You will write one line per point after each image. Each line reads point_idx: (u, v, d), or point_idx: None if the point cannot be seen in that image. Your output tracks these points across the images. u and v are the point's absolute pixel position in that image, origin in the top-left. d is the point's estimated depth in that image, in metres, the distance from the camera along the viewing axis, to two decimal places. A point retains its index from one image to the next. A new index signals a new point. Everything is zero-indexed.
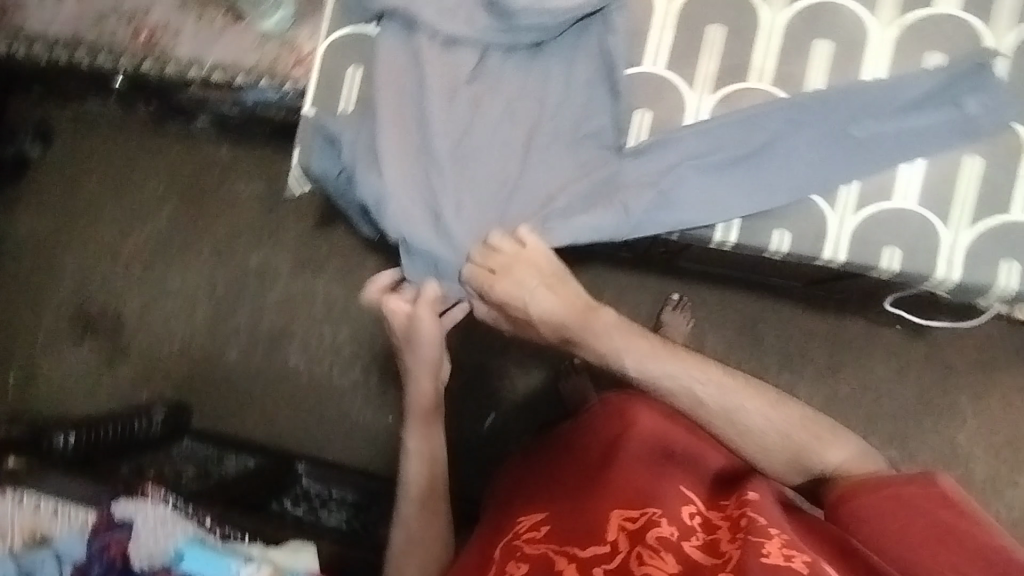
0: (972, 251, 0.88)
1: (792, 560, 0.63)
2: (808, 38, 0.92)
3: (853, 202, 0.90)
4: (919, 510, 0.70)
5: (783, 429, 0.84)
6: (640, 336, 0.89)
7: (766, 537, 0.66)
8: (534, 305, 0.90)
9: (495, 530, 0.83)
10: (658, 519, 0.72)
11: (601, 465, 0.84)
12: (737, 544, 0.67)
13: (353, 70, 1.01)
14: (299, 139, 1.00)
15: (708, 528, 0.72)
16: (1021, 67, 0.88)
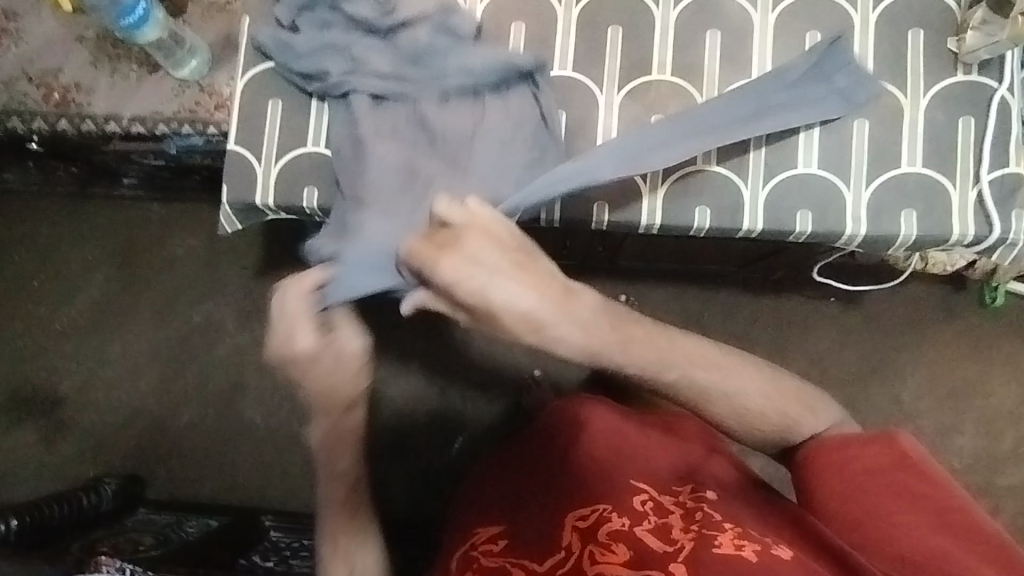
0: (876, 206, 0.92)
1: (743, 549, 0.62)
2: (698, 30, 0.98)
3: (761, 173, 0.94)
4: (880, 476, 0.67)
5: (781, 408, 0.79)
6: (635, 325, 0.77)
7: (719, 530, 0.65)
8: (498, 291, 0.73)
9: (456, 546, 0.80)
10: (610, 513, 0.70)
11: (558, 465, 0.82)
12: (690, 535, 0.65)
13: (273, 104, 1.00)
14: (229, 176, 0.98)
15: (660, 512, 0.69)
16: (891, 37, 0.95)
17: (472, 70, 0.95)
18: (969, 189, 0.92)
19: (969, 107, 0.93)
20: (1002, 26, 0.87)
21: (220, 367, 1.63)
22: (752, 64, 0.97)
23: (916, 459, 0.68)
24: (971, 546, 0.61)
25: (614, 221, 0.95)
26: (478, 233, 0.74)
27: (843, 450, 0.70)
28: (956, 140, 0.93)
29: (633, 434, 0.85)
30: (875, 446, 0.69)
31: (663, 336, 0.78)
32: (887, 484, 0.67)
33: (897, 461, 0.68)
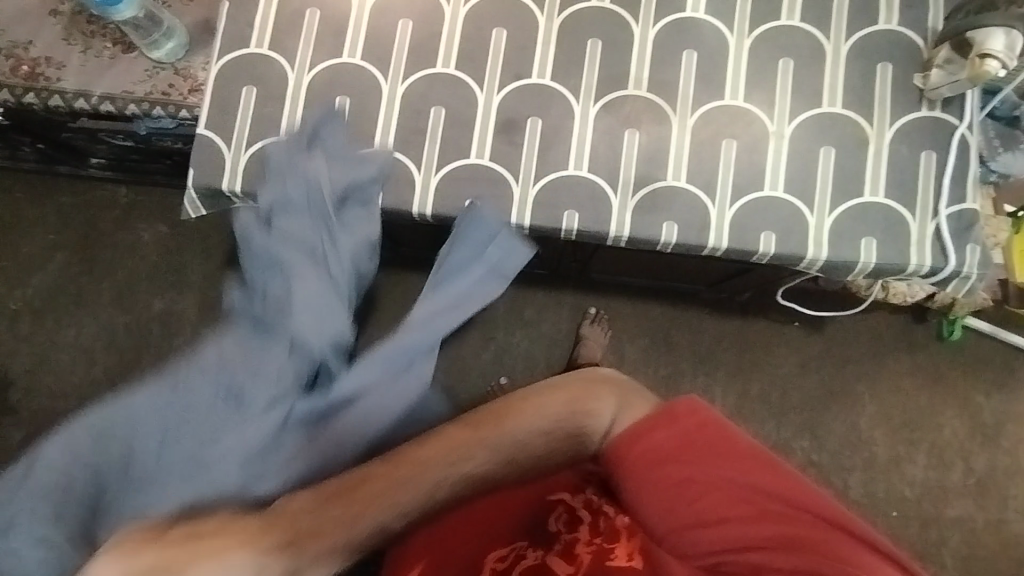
0: (837, 232, 0.94)
1: (632, 559, 0.76)
2: (675, 50, 1.00)
3: (729, 193, 0.96)
4: (692, 455, 0.81)
5: (569, 414, 0.82)
6: (358, 485, 0.70)
7: (614, 543, 0.79)
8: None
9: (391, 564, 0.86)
10: (523, 550, 0.80)
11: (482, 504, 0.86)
12: (589, 548, 0.78)
13: (247, 91, 0.99)
14: (197, 160, 0.96)
15: (568, 528, 0.83)
16: (859, 69, 0.98)
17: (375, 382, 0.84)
18: (928, 221, 0.94)
19: (932, 142, 0.96)
20: (963, 65, 0.90)
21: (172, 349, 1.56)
22: (726, 86, 0.98)
23: (704, 421, 0.82)
24: (774, 496, 0.78)
25: (582, 229, 0.95)
26: (113, 558, 0.58)
27: (646, 437, 0.82)
28: (918, 173, 0.95)
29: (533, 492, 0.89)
30: (671, 426, 0.82)
31: (407, 466, 0.72)
32: (697, 461, 0.80)
33: (695, 431, 0.82)
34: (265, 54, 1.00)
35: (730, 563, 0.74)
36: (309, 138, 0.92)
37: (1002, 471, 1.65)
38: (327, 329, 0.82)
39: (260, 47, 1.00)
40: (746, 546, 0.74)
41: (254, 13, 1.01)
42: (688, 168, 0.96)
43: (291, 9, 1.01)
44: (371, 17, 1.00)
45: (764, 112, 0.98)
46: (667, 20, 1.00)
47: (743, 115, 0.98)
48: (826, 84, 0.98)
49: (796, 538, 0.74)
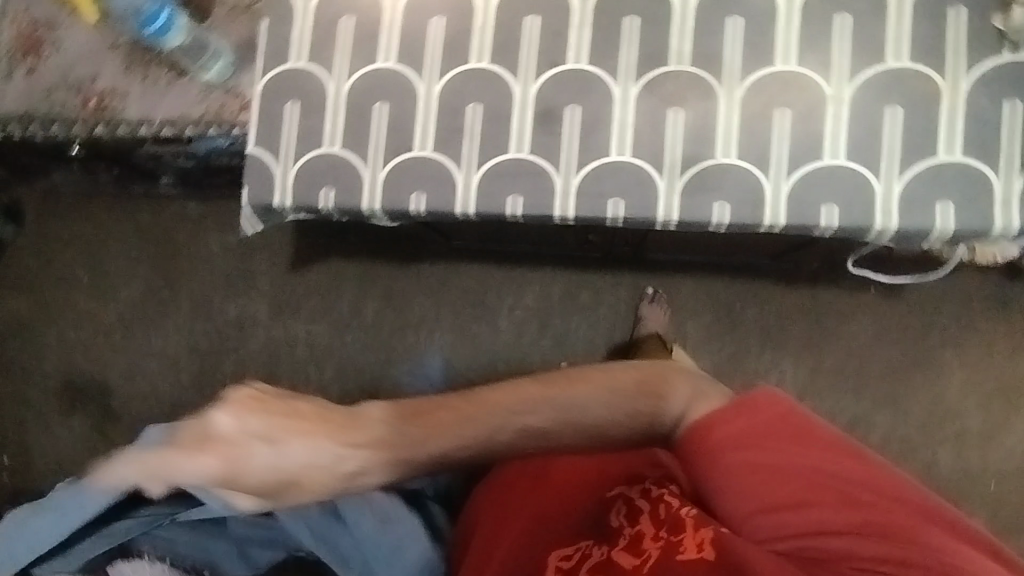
0: (908, 199, 0.87)
1: (702, 547, 0.84)
2: (718, 17, 0.94)
3: (784, 165, 0.90)
4: (773, 444, 0.84)
5: (645, 403, 0.88)
6: (429, 413, 0.81)
7: (684, 532, 0.87)
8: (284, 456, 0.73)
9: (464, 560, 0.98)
10: (589, 549, 0.90)
11: (536, 492, 1.00)
12: (657, 543, 0.87)
13: (291, 106, 1.02)
14: (250, 179, 1.00)
15: (630, 522, 0.92)
16: (927, 16, 0.89)
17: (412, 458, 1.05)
18: (1014, 179, 0.85)
19: (1018, 89, 0.86)
20: None
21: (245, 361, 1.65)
22: (776, 51, 0.92)
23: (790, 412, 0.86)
24: (865, 487, 0.82)
25: (629, 216, 0.93)
26: (230, 411, 0.72)
27: (728, 431, 0.85)
28: (1000, 126, 0.86)
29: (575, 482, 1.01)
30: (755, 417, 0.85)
31: (477, 404, 0.84)
32: (783, 449, 0.84)
33: (780, 423, 0.85)
34: (304, 67, 1.02)
35: (811, 548, 0.81)
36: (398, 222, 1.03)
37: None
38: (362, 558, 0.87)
39: (299, 60, 1.02)
40: (820, 531, 0.81)
41: (291, 28, 1.03)
42: (738, 143, 0.91)
43: (326, 19, 1.02)
44: (403, 19, 1.00)
45: (820, 74, 0.91)
46: None
47: (796, 80, 0.91)
48: (889, 36, 0.90)
49: (877, 519, 0.79)
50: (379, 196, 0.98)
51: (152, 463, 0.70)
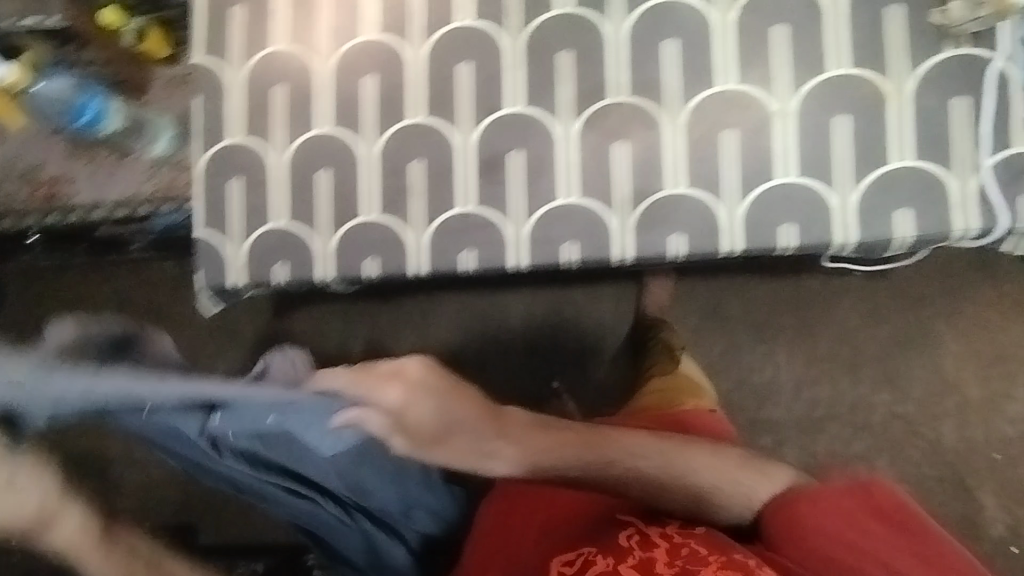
0: (866, 210, 0.85)
1: None
2: (654, 42, 0.91)
3: (737, 188, 0.88)
4: (869, 528, 0.76)
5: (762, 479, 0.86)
6: (555, 428, 0.80)
7: (703, 564, 0.75)
8: (429, 426, 0.61)
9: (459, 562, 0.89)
10: (593, 556, 0.78)
11: (545, 518, 0.86)
12: (674, 569, 0.75)
13: (235, 182, 1.00)
14: (201, 260, 0.99)
15: (643, 545, 0.78)
16: (866, 18, 0.86)
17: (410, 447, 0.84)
18: (969, 178, 0.83)
19: (963, 85, 0.84)
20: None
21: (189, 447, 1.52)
22: (715, 71, 0.89)
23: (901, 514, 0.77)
24: None
25: (585, 257, 0.91)
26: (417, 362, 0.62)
27: (814, 514, 0.79)
28: (950, 124, 0.84)
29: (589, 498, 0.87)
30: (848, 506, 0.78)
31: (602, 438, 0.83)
32: (866, 543, 0.75)
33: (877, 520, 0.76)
34: (243, 141, 1.00)
35: None
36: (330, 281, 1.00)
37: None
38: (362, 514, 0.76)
39: (238, 134, 1.00)
40: None
41: (226, 102, 1.01)
42: (688, 170, 0.89)
43: (259, 88, 1.00)
44: (337, 80, 0.98)
45: (763, 89, 0.88)
46: (639, 10, 0.92)
47: (739, 98, 0.89)
48: (829, 43, 0.87)
49: None
50: (333, 265, 0.97)
51: (353, 374, 0.59)
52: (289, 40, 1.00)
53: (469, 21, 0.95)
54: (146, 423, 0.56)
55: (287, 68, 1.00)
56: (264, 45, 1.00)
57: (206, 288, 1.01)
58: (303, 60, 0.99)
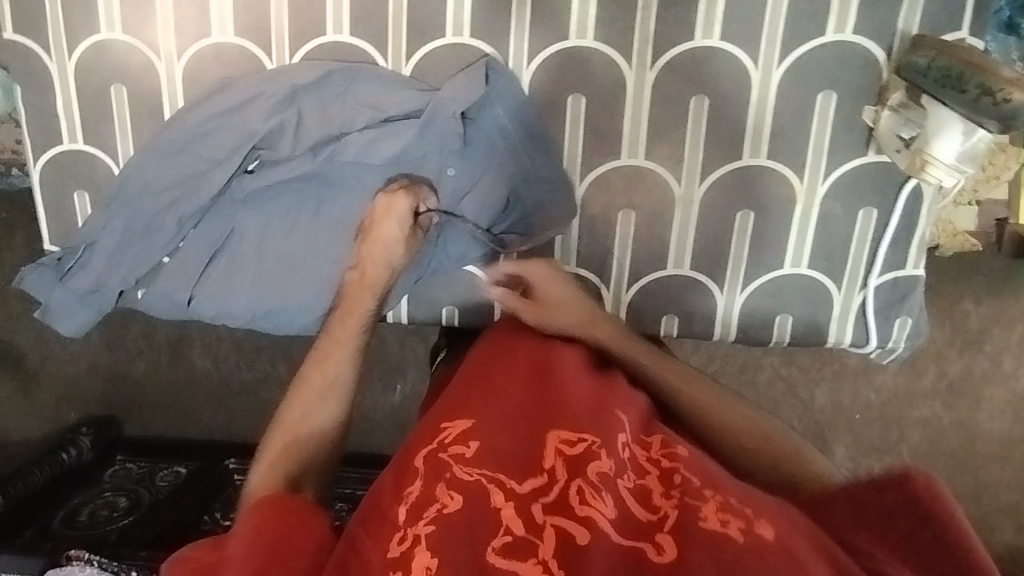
0: (749, 311, 0.83)
1: (728, 526, 0.51)
2: (559, 96, 0.78)
3: (625, 274, 0.83)
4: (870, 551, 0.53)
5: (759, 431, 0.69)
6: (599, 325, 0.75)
7: (701, 500, 0.54)
8: (564, 289, 0.77)
9: (383, 519, 0.54)
10: (597, 451, 0.58)
11: (533, 385, 0.65)
12: (673, 502, 0.55)
13: (81, 196, 0.88)
14: (46, 267, 0.88)
15: (637, 472, 0.58)
16: (796, 104, 0.76)
17: (478, 237, 0.81)
18: (854, 293, 0.81)
19: (874, 195, 0.77)
20: (894, 145, 0.74)
21: (61, 365, 1.16)
22: (621, 140, 0.79)
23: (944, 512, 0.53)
24: None
25: (466, 321, 0.88)
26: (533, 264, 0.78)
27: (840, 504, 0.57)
28: (851, 237, 0.79)
29: (604, 385, 0.67)
30: (880, 493, 0.56)
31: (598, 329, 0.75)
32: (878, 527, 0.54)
33: (912, 516, 0.54)
34: (85, 149, 0.86)
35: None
36: (211, 251, 0.85)
37: (994, 377, 1.11)
38: (468, 250, 0.83)
39: (76, 140, 0.86)
40: None
41: (56, 101, 0.84)
42: (580, 249, 0.83)
43: (93, 88, 0.83)
44: (187, 91, 0.83)
45: (670, 170, 0.79)
46: (544, 54, 0.77)
47: (642, 177, 0.80)
48: (749, 124, 0.77)
49: None
50: (201, 299, 0.86)
51: (603, 199, 0.81)
52: (122, 29, 0.81)
53: (344, 36, 0.78)
54: (488, 112, 0.78)
55: (125, 65, 0.82)
56: (90, 31, 0.81)
57: (54, 298, 0.89)
58: (143, 57, 0.82)
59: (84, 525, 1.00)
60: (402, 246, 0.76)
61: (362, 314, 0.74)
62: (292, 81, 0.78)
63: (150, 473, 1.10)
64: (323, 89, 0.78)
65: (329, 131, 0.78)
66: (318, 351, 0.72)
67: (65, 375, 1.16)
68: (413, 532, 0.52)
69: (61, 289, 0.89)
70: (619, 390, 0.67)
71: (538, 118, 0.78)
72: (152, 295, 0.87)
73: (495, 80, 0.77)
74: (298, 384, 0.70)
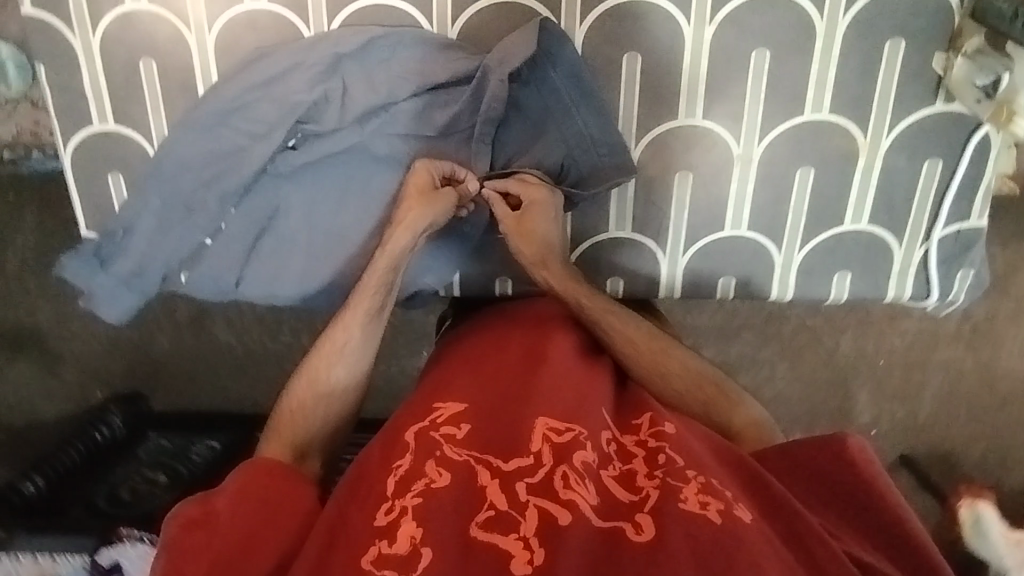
0: (807, 270, 0.82)
1: (707, 509, 0.55)
2: (614, 55, 0.75)
3: (682, 237, 0.82)
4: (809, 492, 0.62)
5: (701, 395, 0.74)
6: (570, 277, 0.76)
7: (683, 481, 0.57)
8: (548, 221, 0.75)
9: (371, 486, 0.58)
10: (583, 440, 0.60)
11: (524, 370, 0.67)
12: (655, 482, 0.58)
13: (115, 179, 0.85)
14: (84, 254, 0.84)
15: (623, 457, 0.61)
16: (861, 54, 0.73)
17: None
18: (916, 248, 0.80)
19: (940, 146, 0.76)
20: (969, 95, 0.72)
21: (81, 347, 1.11)
22: (680, 99, 0.76)
23: (869, 466, 0.62)
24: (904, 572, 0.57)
25: (519, 291, 0.87)
26: (525, 181, 0.76)
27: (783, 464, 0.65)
28: (914, 190, 0.78)
29: (591, 374, 0.69)
30: (815, 450, 0.64)
31: (570, 280, 0.75)
32: (812, 488, 0.62)
33: (842, 471, 0.62)
34: (117, 130, 0.83)
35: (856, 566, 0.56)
36: (257, 229, 0.82)
37: None
38: None
39: (107, 120, 0.82)
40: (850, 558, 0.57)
41: (83, 80, 0.80)
42: (635, 214, 0.81)
43: (121, 64, 0.79)
44: (221, 63, 0.79)
45: (730, 128, 0.77)
46: (598, 10, 0.74)
47: (700, 137, 0.77)
48: (812, 78, 0.74)
49: None
50: (253, 278, 0.83)
51: (660, 161, 0.79)
52: None
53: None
54: (538, 74, 0.74)
55: (153, 38, 0.78)
56: (115, 3, 0.77)
57: (89, 284, 0.85)
58: (172, 29, 0.78)
59: (127, 504, 1.01)
60: (430, 208, 0.73)
61: (379, 288, 0.74)
62: (334, 48, 0.75)
63: (184, 448, 1.08)
64: (367, 56, 0.76)
65: (372, 101, 0.76)
66: (342, 316, 0.74)
67: (85, 356, 1.11)
68: (401, 503, 0.55)
69: (103, 276, 0.84)
70: (604, 380, 0.70)
71: (592, 80, 0.75)
72: (197, 279, 0.84)
73: (544, 36, 0.72)
74: (313, 352, 0.74)
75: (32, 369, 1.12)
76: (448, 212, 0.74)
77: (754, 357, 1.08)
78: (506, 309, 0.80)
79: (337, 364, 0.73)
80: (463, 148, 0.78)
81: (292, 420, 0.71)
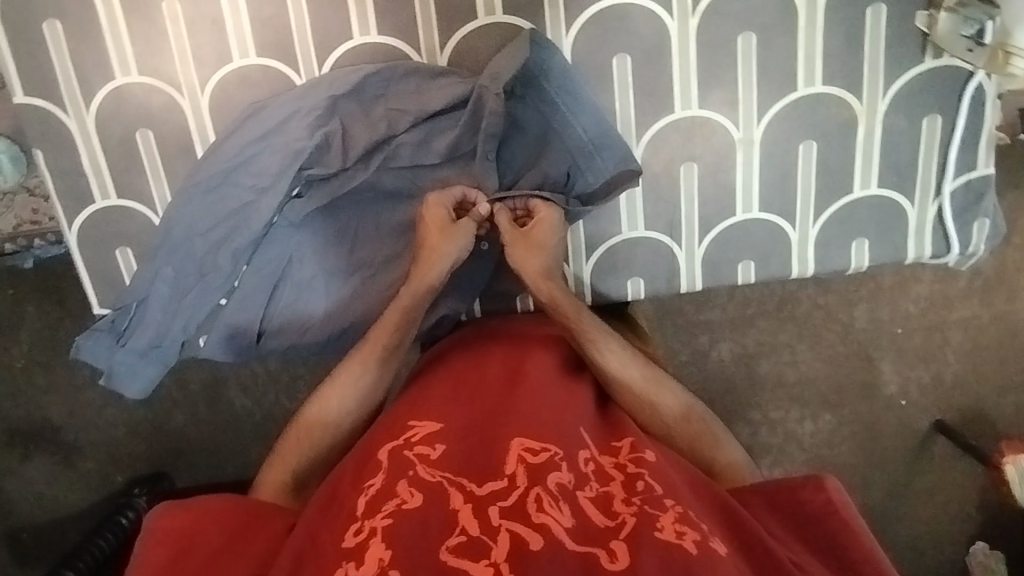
0: (824, 242, 0.82)
1: (683, 538, 0.52)
2: (603, 59, 0.76)
3: (696, 227, 0.82)
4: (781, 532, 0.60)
5: (688, 429, 0.72)
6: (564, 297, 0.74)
7: (661, 510, 0.54)
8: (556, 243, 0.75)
9: (341, 509, 0.57)
10: (558, 462, 0.58)
11: (509, 392, 0.66)
12: (631, 509, 0.54)
13: (123, 253, 0.85)
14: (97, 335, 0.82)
15: (601, 479, 0.58)
16: (843, 24, 0.74)
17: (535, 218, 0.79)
18: (929, 204, 0.80)
19: (936, 101, 0.76)
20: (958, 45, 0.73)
21: (99, 431, 1.09)
22: (673, 93, 0.77)
23: (848, 514, 0.61)
24: None
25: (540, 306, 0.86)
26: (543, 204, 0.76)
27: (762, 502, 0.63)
28: (918, 148, 0.78)
29: (573, 397, 0.67)
30: (797, 491, 0.62)
31: (565, 300, 0.74)
32: (782, 525, 0.61)
33: (826, 520, 0.61)
34: (121, 203, 0.82)
35: None
36: (271, 282, 0.82)
37: None
38: None
39: (110, 195, 0.82)
40: None
41: (81, 158, 0.80)
42: (646, 212, 0.81)
43: (118, 138, 0.80)
44: (217, 122, 0.79)
45: (728, 114, 0.77)
46: (583, 17, 0.75)
47: (699, 127, 0.78)
48: (800, 53, 0.75)
49: None
50: (275, 331, 0.83)
51: (663, 155, 0.79)
52: (138, 71, 0.77)
53: (372, 37, 0.77)
54: (534, 87, 0.75)
55: (148, 107, 0.79)
56: (106, 78, 0.78)
57: (107, 362, 0.83)
58: (165, 97, 0.78)
59: None
60: (451, 240, 0.73)
61: (390, 322, 0.74)
62: (327, 92, 0.75)
63: None
64: (361, 96, 0.76)
65: (371, 137, 0.76)
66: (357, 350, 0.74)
67: (108, 440, 1.09)
68: (369, 524, 0.53)
69: (121, 352, 0.82)
70: (586, 404, 0.68)
71: (587, 86, 0.76)
72: (216, 341, 0.83)
73: (537, 49, 0.73)
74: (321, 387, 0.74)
75: (52, 461, 1.09)
76: (469, 243, 0.74)
77: (773, 342, 1.06)
78: (493, 329, 0.79)
79: (337, 399, 0.73)
80: (468, 171, 0.78)
81: (296, 455, 0.71)
